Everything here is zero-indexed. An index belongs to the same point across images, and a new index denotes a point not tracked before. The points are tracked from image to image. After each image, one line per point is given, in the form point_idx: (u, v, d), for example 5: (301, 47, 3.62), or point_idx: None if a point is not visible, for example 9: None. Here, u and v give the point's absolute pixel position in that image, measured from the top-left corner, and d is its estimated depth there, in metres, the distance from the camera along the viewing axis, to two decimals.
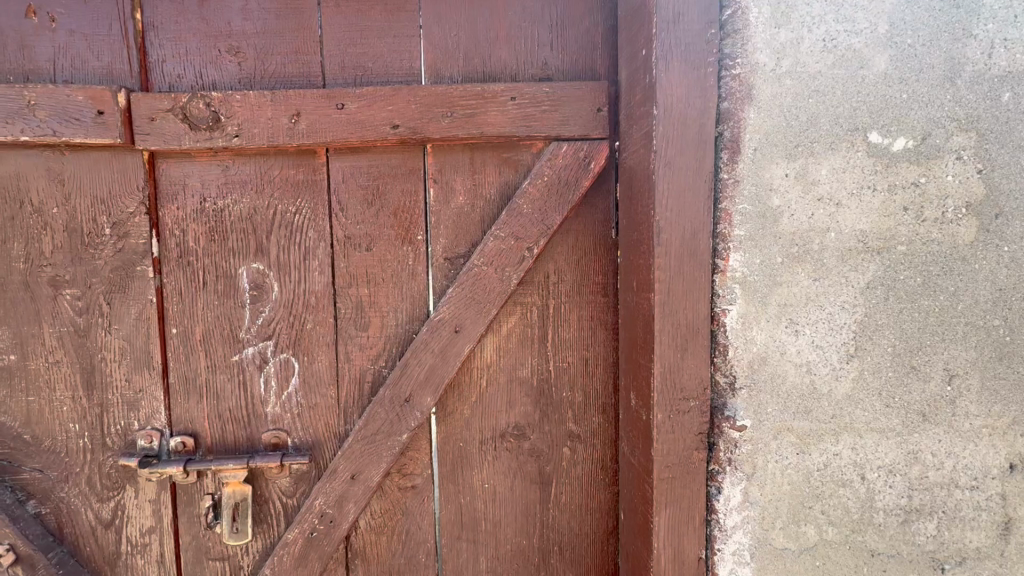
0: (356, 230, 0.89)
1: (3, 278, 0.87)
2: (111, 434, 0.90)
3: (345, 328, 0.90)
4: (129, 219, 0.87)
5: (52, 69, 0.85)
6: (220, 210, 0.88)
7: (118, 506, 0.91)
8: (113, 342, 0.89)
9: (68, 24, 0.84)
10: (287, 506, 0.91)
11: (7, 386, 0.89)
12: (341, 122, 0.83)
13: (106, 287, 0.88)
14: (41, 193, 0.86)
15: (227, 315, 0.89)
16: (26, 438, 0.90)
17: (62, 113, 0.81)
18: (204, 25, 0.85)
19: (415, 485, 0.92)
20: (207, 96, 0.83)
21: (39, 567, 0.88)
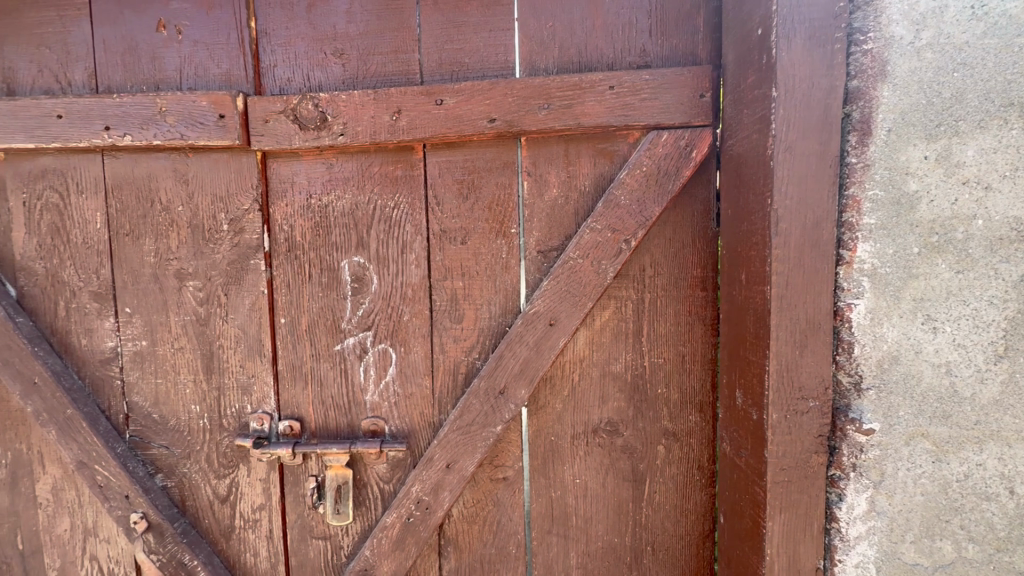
0: (451, 223, 0.90)
1: (137, 270, 0.96)
2: (227, 416, 0.97)
3: (439, 320, 0.92)
4: (244, 215, 0.93)
5: (179, 77, 0.92)
6: (324, 206, 0.92)
7: (232, 484, 0.97)
8: (229, 331, 0.95)
9: (192, 35, 0.91)
10: (384, 491, 0.95)
11: (139, 369, 0.98)
12: (439, 117, 0.85)
13: (223, 279, 0.94)
14: (169, 192, 0.94)
15: (330, 306, 0.93)
16: (155, 417, 0.98)
17: (189, 118, 0.88)
18: (311, 29, 0.89)
19: (506, 477, 0.92)
20: (315, 97, 0.87)
21: (166, 535, 0.96)
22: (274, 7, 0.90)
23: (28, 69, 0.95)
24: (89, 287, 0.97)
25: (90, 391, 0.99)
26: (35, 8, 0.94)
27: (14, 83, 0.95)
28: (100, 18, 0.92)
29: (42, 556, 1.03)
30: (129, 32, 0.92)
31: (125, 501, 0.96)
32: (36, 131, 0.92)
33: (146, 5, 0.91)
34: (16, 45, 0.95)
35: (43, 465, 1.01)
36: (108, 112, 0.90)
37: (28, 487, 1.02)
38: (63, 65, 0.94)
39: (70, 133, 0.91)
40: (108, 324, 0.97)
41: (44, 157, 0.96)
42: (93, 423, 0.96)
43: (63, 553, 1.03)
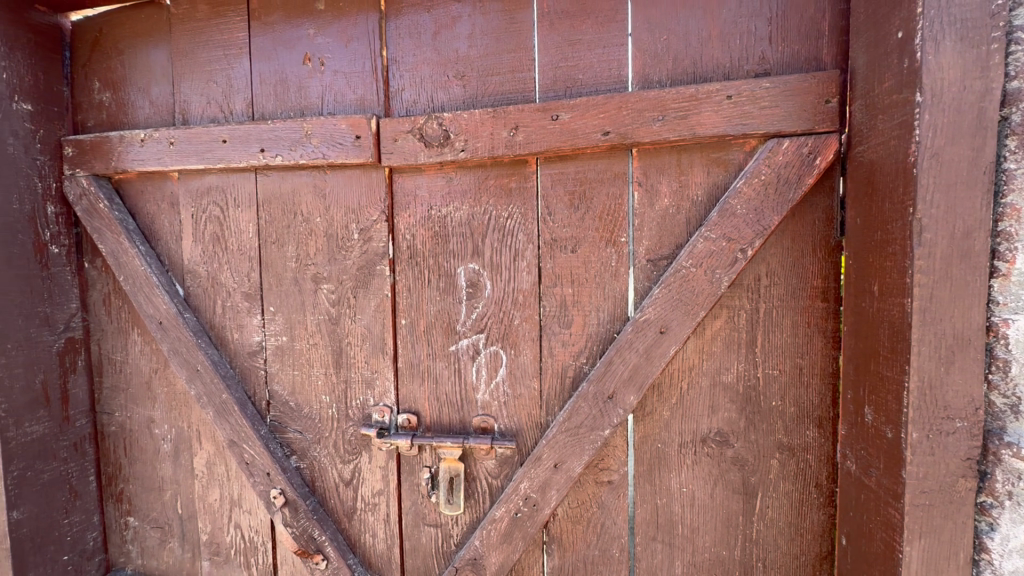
0: (562, 232, 0.94)
1: (280, 273, 1.09)
2: (352, 407, 1.06)
3: (548, 325, 0.96)
4: (372, 226, 1.03)
5: (321, 103, 1.04)
6: (443, 217, 0.99)
7: (355, 469, 1.07)
8: (356, 329, 1.05)
9: (332, 65, 1.02)
10: (493, 486, 1.00)
11: (280, 361, 1.11)
12: (554, 132, 0.89)
13: (353, 283, 1.04)
14: (309, 205, 1.06)
15: (446, 309, 1.00)
16: (291, 404, 1.10)
17: (330, 139, 0.99)
18: (436, 54, 0.97)
19: (611, 480, 0.94)
20: (440, 117, 0.94)
21: (300, 510, 1.07)
22: (403, 36, 0.99)
23: (199, 102, 1.11)
24: (241, 288, 1.12)
25: (239, 379, 1.13)
26: (207, 50, 1.10)
27: (188, 114, 1.12)
28: (257, 55, 1.07)
29: (196, 521, 1.19)
30: (280, 65, 1.05)
31: (266, 478, 1.08)
32: (205, 154, 1.07)
33: (296, 42, 1.04)
34: (190, 81, 1.12)
35: (200, 442, 1.17)
36: (264, 136, 1.03)
37: (188, 459, 1.19)
38: (226, 97, 1.09)
39: (232, 155, 1.06)
40: (255, 321, 1.11)
41: (209, 176, 1.11)
42: (242, 407, 1.10)
43: (213, 520, 1.18)
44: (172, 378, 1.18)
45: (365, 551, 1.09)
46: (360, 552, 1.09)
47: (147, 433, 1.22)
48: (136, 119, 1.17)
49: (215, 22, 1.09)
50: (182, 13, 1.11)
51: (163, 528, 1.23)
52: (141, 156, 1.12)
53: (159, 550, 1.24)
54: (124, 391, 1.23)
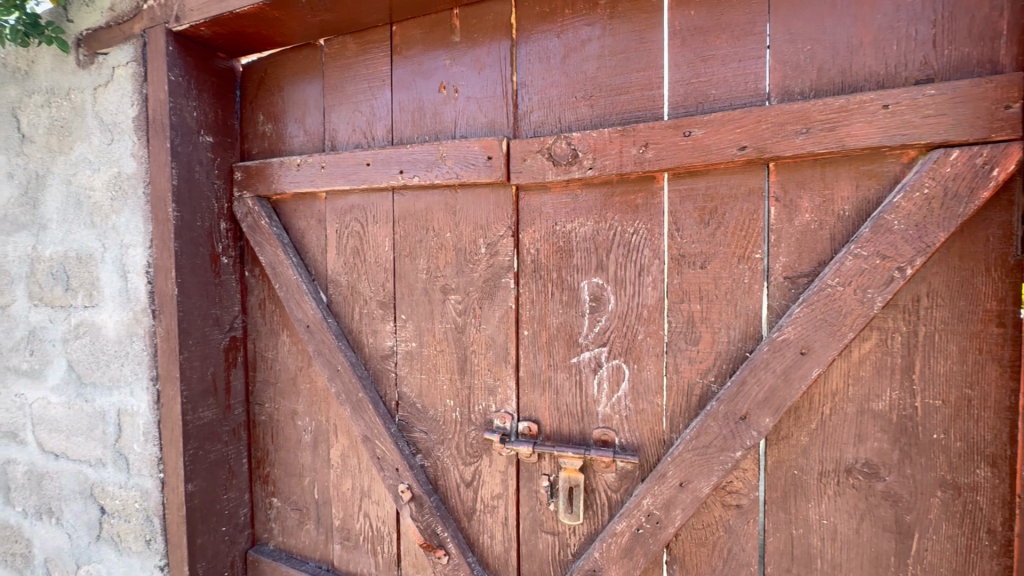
0: (691, 248, 0.93)
1: (412, 284, 1.18)
2: (475, 412, 1.12)
3: (675, 342, 0.95)
4: (499, 240, 1.08)
5: (454, 127, 1.12)
6: (568, 232, 1.02)
7: (476, 471, 1.12)
8: (481, 338, 1.11)
9: (466, 91, 1.10)
10: (612, 499, 1.01)
11: (409, 365, 1.19)
12: (686, 148, 0.89)
13: (479, 294, 1.11)
14: (440, 221, 1.14)
15: (570, 322, 1.03)
16: (418, 405, 1.19)
17: (463, 160, 1.06)
18: (565, 77, 1.01)
19: (740, 504, 0.91)
20: (569, 137, 0.98)
21: (425, 506, 1.15)
22: (533, 61, 1.04)
23: (346, 130, 1.25)
24: (377, 297, 1.22)
25: (372, 379, 1.24)
26: (354, 83, 1.23)
27: (336, 141, 1.26)
28: (398, 86, 1.17)
29: (330, 507, 1.32)
30: (418, 94, 1.15)
31: (395, 473, 1.17)
32: (351, 176, 1.19)
33: (433, 72, 1.14)
34: (339, 111, 1.25)
35: (336, 435, 1.29)
36: (403, 159, 1.13)
37: (325, 450, 1.31)
38: (369, 125, 1.21)
39: (374, 176, 1.17)
40: (388, 327, 1.21)
41: (352, 196, 1.24)
42: (376, 405, 1.20)
43: (345, 507, 1.29)
44: (315, 375, 1.32)
45: (483, 551, 1.14)
46: (478, 551, 1.14)
47: (291, 424, 1.37)
48: (292, 146, 1.34)
49: (362, 59, 1.22)
50: (334, 52, 1.26)
51: (302, 511, 1.37)
52: (297, 179, 1.27)
53: (297, 530, 1.38)
54: (272, 385, 1.39)
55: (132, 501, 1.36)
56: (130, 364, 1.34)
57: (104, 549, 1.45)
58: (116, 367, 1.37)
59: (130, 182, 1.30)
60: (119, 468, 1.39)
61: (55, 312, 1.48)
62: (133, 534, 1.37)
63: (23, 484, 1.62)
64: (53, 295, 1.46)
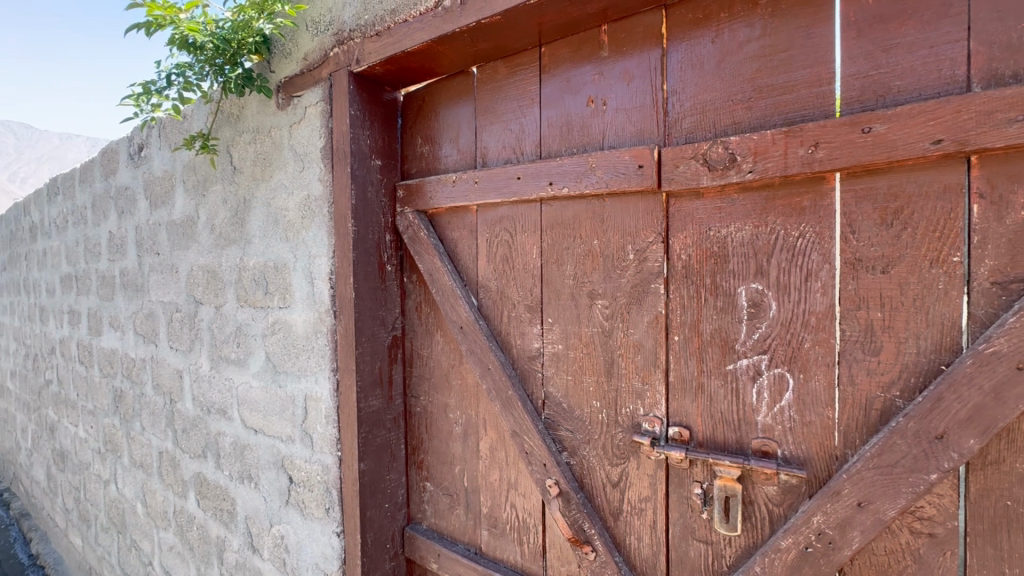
0: (869, 252, 0.87)
1: (559, 289, 1.24)
2: (622, 414, 1.15)
3: (849, 351, 0.89)
4: (648, 246, 1.10)
5: (602, 139, 1.16)
6: (723, 237, 1.01)
7: (623, 473, 1.15)
8: (629, 342, 1.13)
9: (614, 103, 1.14)
10: (774, 513, 0.97)
11: (555, 366, 1.25)
12: (865, 146, 0.84)
13: (627, 299, 1.13)
14: (587, 229, 1.18)
15: (725, 328, 1.01)
16: (564, 405, 1.24)
17: (614, 170, 1.10)
18: (721, 81, 1.01)
19: (934, 533, 0.83)
20: (726, 141, 0.97)
21: (572, 501, 1.20)
22: (685, 68, 1.05)
23: (496, 147, 1.35)
24: (524, 301, 1.31)
25: (519, 378, 1.32)
26: (504, 103, 1.33)
27: (487, 158, 1.37)
28: (547, 103, 1.25)
29: (479, 495, 1.43)
30: (566, 109, 1.21)
31: (543, 468, 1.24)
32: (502, 190, 1.29)
33: (581, 87, 1.19)
34: (490, 130, 1.36)
35: (486, 428, 1.40)
36: (553, 171, 1.20)
37: (474, 442, 1.43)
38: (519, 141, 1.30)
39: (525, 189, 1.25)
40: (535, 330, 1.29)
41: (501, 208, 1.34)
42: (524, 403, 1.28)
43: (493, 497, 1.39)
44: (466, 372, 1.44)
45: (630, 552, 1.15)
46: (625, 552, 1.16)
47: (443, 416, 1.51)
48: (446, 165, 1.48)
49: (511, 80, 1.32)
50: (485, 76, 1.37)
51: (453, 496, 1.50)
52: (452, 194, 1.41)
53: (448, 513, 1.51)
54: (427, 379, 1.55)
55: (315, 473, 1.60)
56: (315, 356, 1.57)
57: (291, 513, 1.71)
58: (303, 359, 1.62)
59: (318, 203, 1.54)
60: (305, 444, 1.63)
61: (257, 312, 1.80)
62: (315, 502, 1.61)
63: (230, 451, 1.98)
64: (257, 297, 1.78)
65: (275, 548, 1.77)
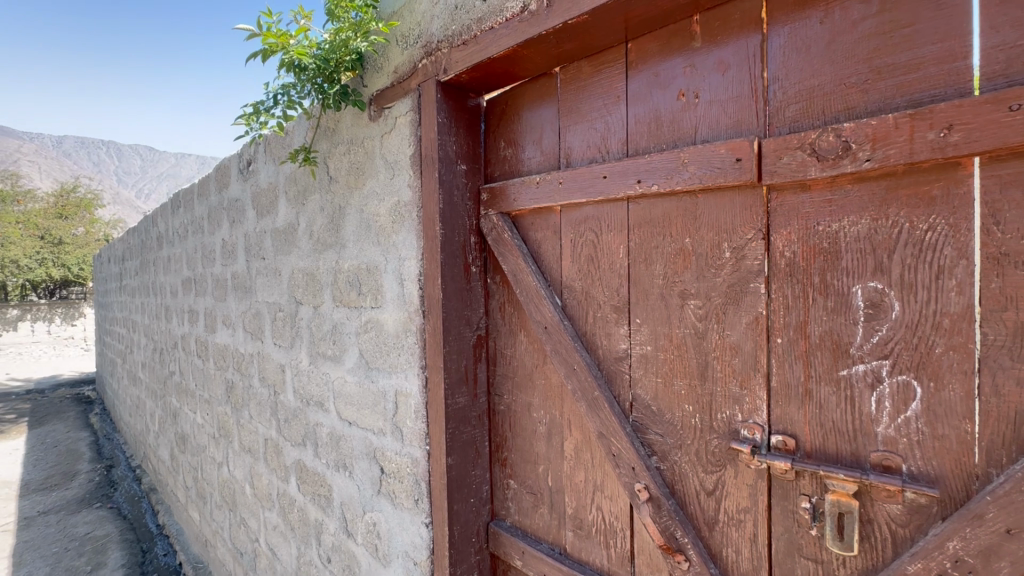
0: (1018, 245, 0.77)
1: (647, 289, 1.21)
2: (717, 419, 1.10)
3: (992, 358, 0.80)
4: (746, 244, 1.04)
5: (694, 133, 1.12)
6: (834, 232, 0.93)
7: (719, 481, 1.10)
8: (725, 344, 1.08)
9: (707, 96, 1.10)
10: (897, 535, 0.88)
11: (644, 368, 1.22)
12: (1013, 125, 0.74)
13: (723, 299, 1.08)
14: (678, 227, 1.15)
15: (837, 330, 0.94)
16: (653, 408, 1.21)
17: (708, 164, 1.06)
18: (830, 64, 0.94)
19: None
20: (838, 128, 0.90)
21: (663, 508, 1.17)
22: (788, 53, 0.98)
23: (581, 146, 1.35)
24: (611, 302, 1.29)
25: (606, 379, 1.30)
26: (589, 102, 1.33)
27: (571, 158, 1.37)
28: (634, 99, 1.23)
29: (564, 495, 1.43)
30: (655, 105, 1.18)
31: (631, 472, 1.22)
32: (588, 190, 1.29)
33: (670, 81, 1.16)
34: (574, 130, 1.36)
35: (571, 429, 1.40)
36: (642, 168, 1.17)
37: (559, 442, 1.43)
38: (604, 140, 1.29)
39: (612, 188, 1.24)
40: (623, 331, 1.26)
41: (586, 208, 1.33)
42: (611, 405, 1.26)
43: (579, 498, 1.39)
44: (550, 372, 1.45)
45: (727, 565, 1.10)
46: (721, 564, 1.11)
47: (526, 415, 1.53)
48: (529, 166, 1.49)
49: (596, 79, 1.31)
50: (569, 76, 1.37)
51: (537, 495, 1.51)
52: (536, 195, 1.42)
53: (532, 512, 1.52)
54: (511, 378, 1.57)
55: (405, 465, 1.68)
56: (405, 354, 1.65)
57: (383, 502, 1.80)
58: (393, 356, 1.71)
59: (407, 208, 1.62)
60: (396, 437, 1.72)
61: (351, 311, 1.92)
62: (405, 492, 1.69)
63: (327, 441, 2.13)
64: (352, 298, 1.91)
65: (368, 534, 1.88)
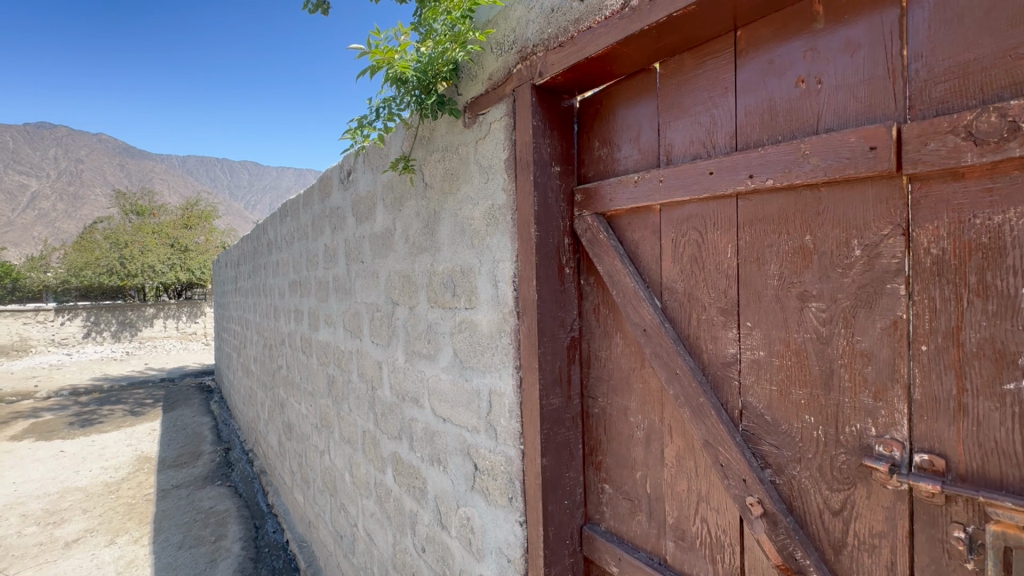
0: None
1: (760, 291, 1.13)
2: (845, 433, 1.00)
3: None
4: (882, 240, 0.95)
5: (816, 122, 1.04)
6: (997, 226, 0.82)
7: (848, 500, 1.01)
8: (854, 350, 0.99)
9: (832, 80, 1.01)
10: None
11: (756, 374, 1.16)
12: None
13: (852, 302, 0.99)
14: (796, 224, 1.07)
15: (1001, 338, 0.82)
16: (767, 418, 1.14)
17: (835, 155, 0.98)
18: (991, 34, 0.82)
19: None
20: (1003, 107, 0.78)
21: (780, 525, 1.09)
22: (935, 25, 0.88)
23: (683, 142, 1.30)
24: (717, 304, 1.23)
25: (711, 385, 1.24)
26: (692, 96, 1.28)
27: (672, 154, 1.32)
28: (744, 90, 1.16)
29: (664, 504, 1.38)
30: (769, 94, 1.11)
31: (742, 484, 1.15)
32: (692, 187, 1.24)
33: (787, 68, 1.08)
34: (675, 126, 1.31)
35: (671, 436, 1.35)
36: (754, 162, 1.11)
37: (658, 448, 1.39)
38: (710, 134, 1.24)
39: (719, 185, 1.18)
40: (731, 334, 1.20)
41: (689, 206, 1.28)
42: (719, 412, 1.20)
43: (680, 507, 1.34)
44: (648, 376, 1.41)
45: None
46: None
47: (623, 419, 1.49)
48: (625, 165, 1.46)
49: (700, 71, 1.26)
50: (671, 70, 1.32)
51: (634, 502, 1.47)
52: (634, 194, 1.39)
53: (629, 518, 1.49)
54: (606, 381, 1.55)
55: (499, 463, 1.71)
56: (499, 354, 1.69)
57: (476, 498, 1.85)
58: (487, 356, 1.75)
59: (502, 211, 1.66)
60: (490, 435, 1.76)
61: (446, 312, 2.00)
62: (499, 490, 1.72)
63: (422, 436, 2.23)
64: (447, 299, 1.98)
65: (462, 528, 1.95)
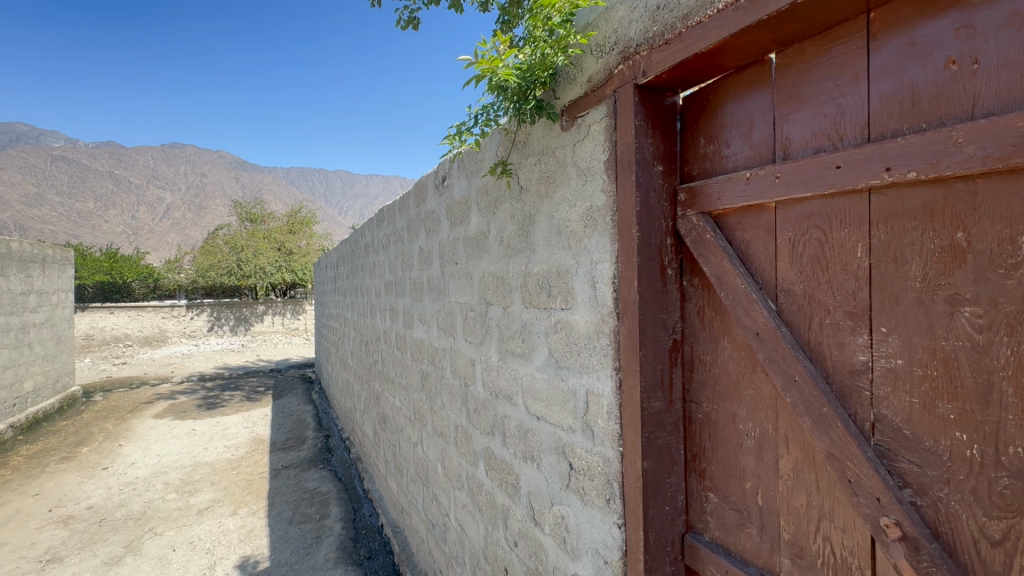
0: None
1: (897, 294, 1.04)
2: (1009, 454, 0.89)
3: None
4: None
5: (971, 106, 0.94)
6: None
7: (1012, 531, 0.89)
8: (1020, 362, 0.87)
9: (991, 59, 0.91)
10: None
11: (892, 385, 1.06)
12: None
13: (1017, 307, 0.87)
14: (945, 220, 0.97)
15: None
16: (907, 433, 1.04)
17: (995, 142, 0.87)
18: None
19: None
20: None
21: (923, 551, 0.99)
22: None
23: (804, 135, 1.22)
24: (844, 307, 1.14)
25: (837, 395, 1.17)
26: (814, 86, 1.20)
27: (790, 149, 1.25)
28: (879, 76, 1.07)
29: (778, 517, 1.31)
30: (910, 79, 1.02)
31: (876, 503, 1.07)
32: (815, 182, 1.17)
33: (933, 48, 0.98)
34: (794, 119, 1.24)
35: (788, 447, 1.28)
36: (892, 154, 1.02)
37: (772, 459, 1.32)
38: (836, 125, 1.16)
39: (848, 179, 1.10)
40: (862, 341, 1.12)
41: (810, 203, 1.20)
42: (846, 424, 1.12)
43: (799, 523, 1.26)
44: (761, 383, 1.35)
45: None
46: None
47: (730, 427, 1.44)
48: (735, 162, 1.40)
49: (825, 59, 1.18)
50: (789, 60, 1.25)
51: (743, 513, 1.41)
52: (746, 192, 1.34)
53: (737, 531, 1.42)
54: (711, 387, 1.50)
55: (596, 464, 1.72)
56: (597, 354, 1.70)
57: (572, 497, 1.87)
58: (584, 356, 1.76)
59: (600, 213, 1.66)
60: (586, 435, 1.76)
61: (541, 313, 2.03)
62: (596, 490, 1.72)
63: (515, 433, 2.29)
64: (542, 300, 2.02)
65: (556, 526, 1.97)
